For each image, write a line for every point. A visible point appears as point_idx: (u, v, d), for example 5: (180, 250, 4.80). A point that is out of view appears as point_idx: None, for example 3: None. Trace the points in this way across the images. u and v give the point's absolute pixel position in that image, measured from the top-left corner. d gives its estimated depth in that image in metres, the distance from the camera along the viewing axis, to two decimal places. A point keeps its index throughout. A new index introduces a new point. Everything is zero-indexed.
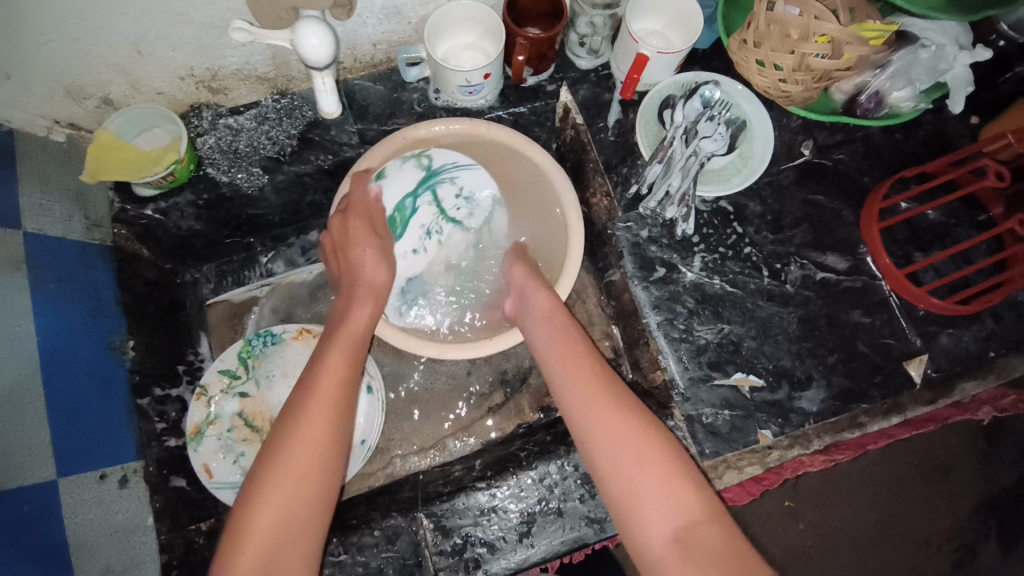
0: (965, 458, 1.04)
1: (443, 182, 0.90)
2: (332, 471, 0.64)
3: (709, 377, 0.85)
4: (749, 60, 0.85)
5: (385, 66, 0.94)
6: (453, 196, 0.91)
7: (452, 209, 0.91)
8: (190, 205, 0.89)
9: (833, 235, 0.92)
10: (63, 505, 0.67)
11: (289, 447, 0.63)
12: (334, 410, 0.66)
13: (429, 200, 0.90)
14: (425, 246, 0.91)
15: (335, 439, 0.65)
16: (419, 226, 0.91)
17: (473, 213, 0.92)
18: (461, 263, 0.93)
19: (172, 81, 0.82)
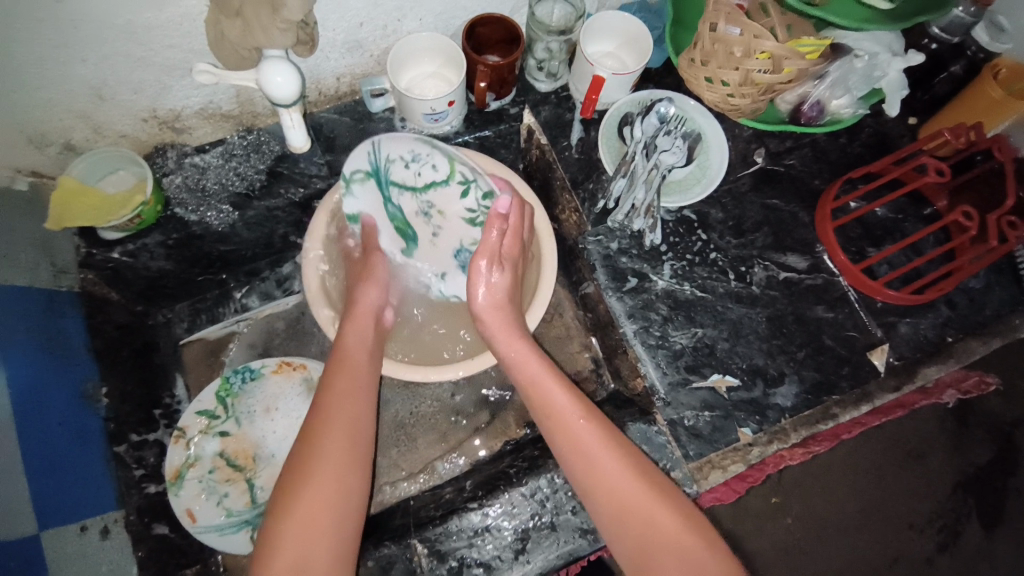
0: (936, 441, 1.08)
1: (388, 168, 0.79)
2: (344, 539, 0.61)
3: (687, 380, 0.88)
4: (698, 77, 0.90)
5: (350, 98, 0.96)
6: (407, 169, 0.79)
7: (418, 180, 0.80)
8: (160, 245, 0.87)
9: (792, 236, 0.97)
10: (50, 560, 0.65)
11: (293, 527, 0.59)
12: (341, 470, 0.63)
13: (397, 193, 0.81)
14: (434, 227, 0.85)
15: (346, 507, 0.62)
16: (415, 213, 0.84)
17: (433, 164, 0.78)
18: (471, 212, 0.82)
19: (135, 123, 0.81)
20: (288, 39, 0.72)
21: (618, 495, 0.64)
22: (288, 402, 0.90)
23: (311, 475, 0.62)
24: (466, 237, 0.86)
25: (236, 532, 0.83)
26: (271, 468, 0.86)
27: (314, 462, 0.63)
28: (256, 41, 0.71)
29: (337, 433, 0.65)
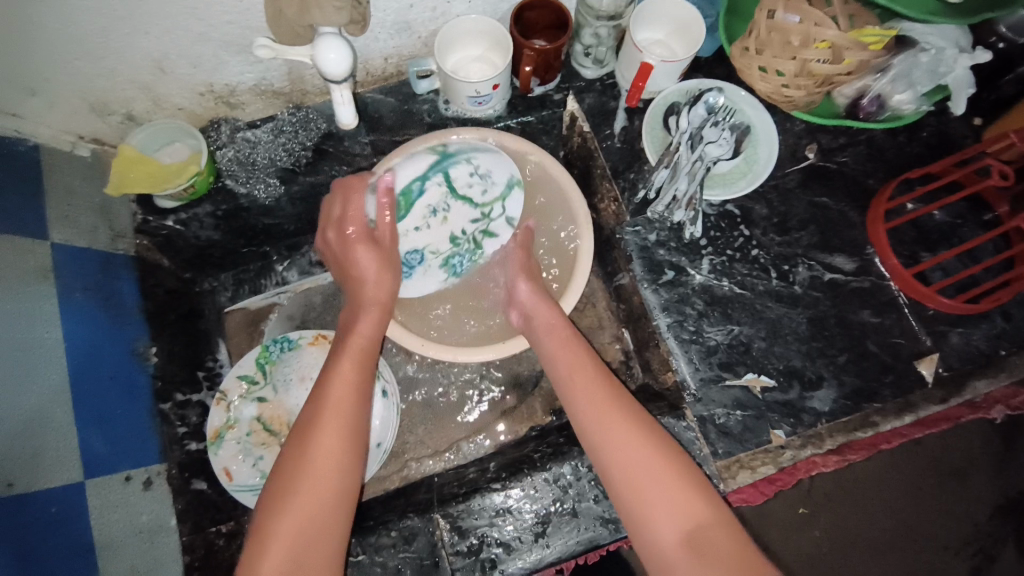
0: (980, 460, 1.03)
1: (458, 162, 0.90)
2: (337, 515, 0.63)
3: (720, 378, 0.86)
4: (751, 66, 0.86)
5: (396, 79, 0.97)
6: (467, 175, 0.91)
7: (464, 187, 0.91)
8: (210, 215, 0.91)
9: (840, 236, 0.93)
10: (90, 508, 0.69)
11: (291, 497, 0.62)
12: (347, 420, 0.68)
13: (440, 180, 0.90)
14: (429, 223, 0.91)
15: (338, 488, 0.64)
16: (426, 205, 0.91)
17: (487, 190, 0.92)
18: (462, 234, 0.93)
19: (192, 97, 0.85)
20: (342, 18, 0.73)
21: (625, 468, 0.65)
22: None
23: (312, 450, 0.65)
24: (434, 247, 0.92)
25: None
26: None
27: (317, 436, 0.65)
28: (310, 18, 0.72)
29: (337, 411, 0.68)
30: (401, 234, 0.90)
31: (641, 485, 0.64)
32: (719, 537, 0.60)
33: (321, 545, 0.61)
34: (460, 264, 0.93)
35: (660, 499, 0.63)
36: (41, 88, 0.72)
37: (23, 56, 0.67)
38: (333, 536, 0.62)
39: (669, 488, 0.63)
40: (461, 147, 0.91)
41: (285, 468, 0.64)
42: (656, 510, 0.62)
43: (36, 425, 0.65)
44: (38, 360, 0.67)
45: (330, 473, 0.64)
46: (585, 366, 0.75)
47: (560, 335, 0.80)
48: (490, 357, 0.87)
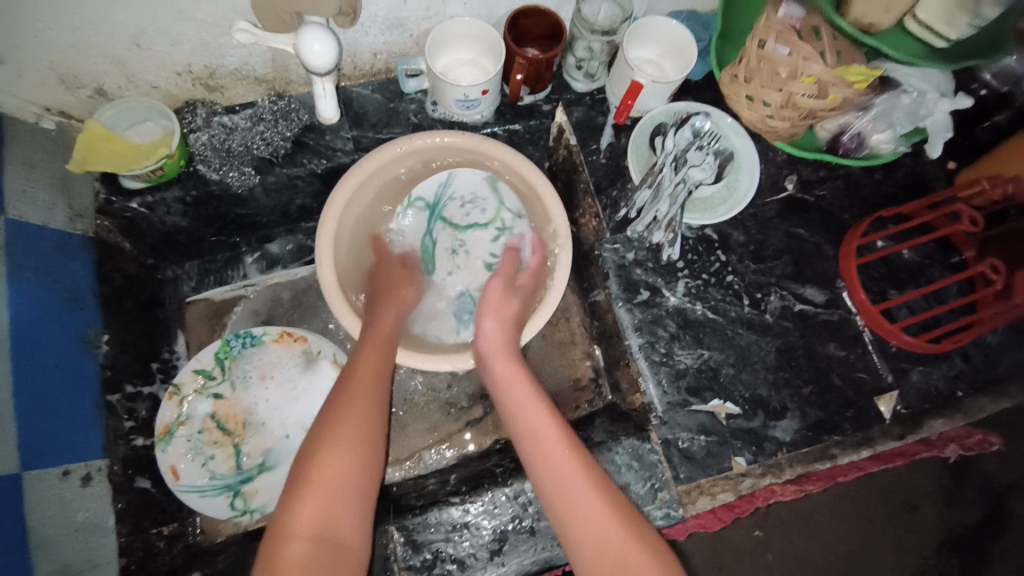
0: (931, 497, 1.05)
1: (445, 204, 0.95)
2: (372, 462, 0.67)
3: (687, 402, 0.86)
4: (739, 94, 0.88)
5: (384, 76, 0.95)
6: (459, 208, 0.95)
7: (463, 218, 0.95)
8: (178, 201, 0.87)
9: (813, 268, 0.95)
10: (24, 501, 0.66)
11: (333, 437, 0.66)
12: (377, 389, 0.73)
13: (442, 226, 0.96)
14: (456, 266, 0.96)
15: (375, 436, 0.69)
16: (445, 251, 0.96)
17: (483, 209, 0.95)
18: (492, 257, 0.95)
19: (168, 76, 0.81)
20: (331, 8, 0.73)
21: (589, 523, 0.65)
22: (284, 373, 0.90)
23: (351, 402, 0.70)
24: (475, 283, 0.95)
25: (217, 495, 0.84)
26: (259, 435, 0.87)
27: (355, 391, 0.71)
28: (299, 5, 0.72)
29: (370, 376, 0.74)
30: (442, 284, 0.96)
31: (577, 523, 0.66)
32: None
33: (359, 487, 0.65)
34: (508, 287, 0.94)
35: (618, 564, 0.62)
36: (6, 54, 0.68)
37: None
38: (368, 482, 0.66)
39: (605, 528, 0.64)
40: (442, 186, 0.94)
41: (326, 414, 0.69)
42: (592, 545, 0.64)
43: None
44: None
45: (367, 423, 0.69)
46: (532, 412, 0.75)
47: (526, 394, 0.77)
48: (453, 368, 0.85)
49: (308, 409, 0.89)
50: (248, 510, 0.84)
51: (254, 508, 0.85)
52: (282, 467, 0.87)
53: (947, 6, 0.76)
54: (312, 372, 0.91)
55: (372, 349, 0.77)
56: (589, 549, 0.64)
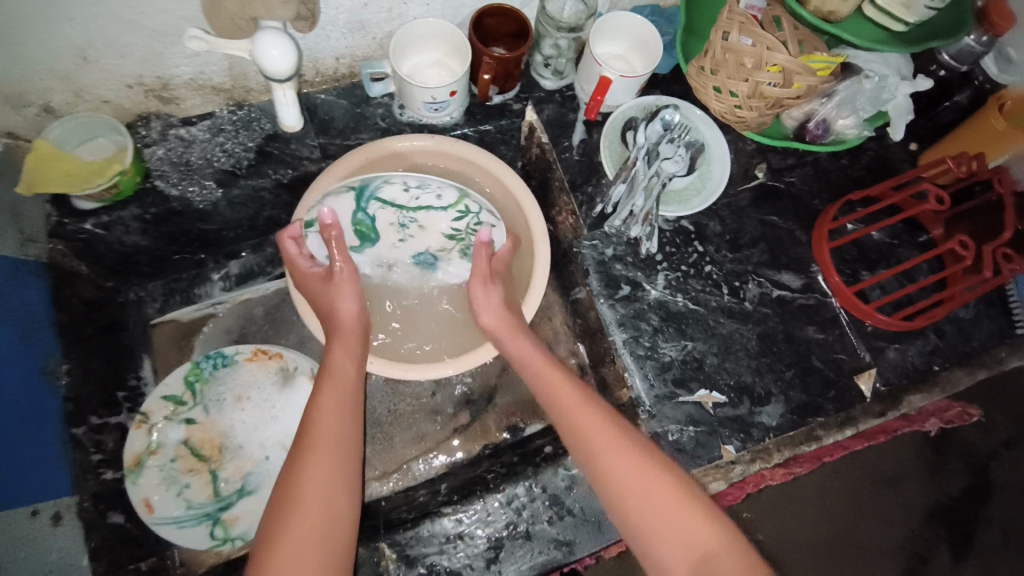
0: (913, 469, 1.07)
1: (383, 186, 0.87)
2: (339, 532, 0.62)
3: (674, 394, 0.86)
4: (707, 86, 0.88)
5: (348, 81, 0.92)
6: (403, 191, 0.88)
7: (411, 200, 0.89)
8: (136, 219, 0.83)
9: (787, 254, 0.96)
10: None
11: (289, 519, 0.60)
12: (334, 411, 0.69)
13: (382, 204, 0.89)
14: (407, 237, 0.92)
15: (341, 503, 0.63)
16: (390, 224, 0.90)
17: (435, 193, 0.89)
18: (452, 228, 0.92)
19: (119, 89, 0.77)
20: (288, 12, 0.69)
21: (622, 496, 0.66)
22: (260, 393, 0.87)
23: (305, 468, 0.64)
24: (434, 245, 0.92)
25: (195, 525, 0.80)
26: (238, 458, 0.84)
27: (308, 461, 0.64)
28: (253, 9, 0.68)
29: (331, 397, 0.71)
30: (399, 250, 0.92)
31: (642, 511, 0.64)
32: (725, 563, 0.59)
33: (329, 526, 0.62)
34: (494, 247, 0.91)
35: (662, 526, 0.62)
36: None
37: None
38: (339, 556, 0.61)
39: (665, 511, 0.63)
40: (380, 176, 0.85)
41: (280, 492, 0.62)
42: (655, 528, 0.63)
43: None
44: None
45: (325, 493, 0.63)
46: (561, 391, 0.75)
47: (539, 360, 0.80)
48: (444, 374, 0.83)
49: (288, 428, 0.86)
50: (229, 538, 0.80)
51: (235, 536, 0.81)
52: (264, 489, 0.83)
53: None
54: (290, 389, 0.87)
55: (329, 400, 0.70)
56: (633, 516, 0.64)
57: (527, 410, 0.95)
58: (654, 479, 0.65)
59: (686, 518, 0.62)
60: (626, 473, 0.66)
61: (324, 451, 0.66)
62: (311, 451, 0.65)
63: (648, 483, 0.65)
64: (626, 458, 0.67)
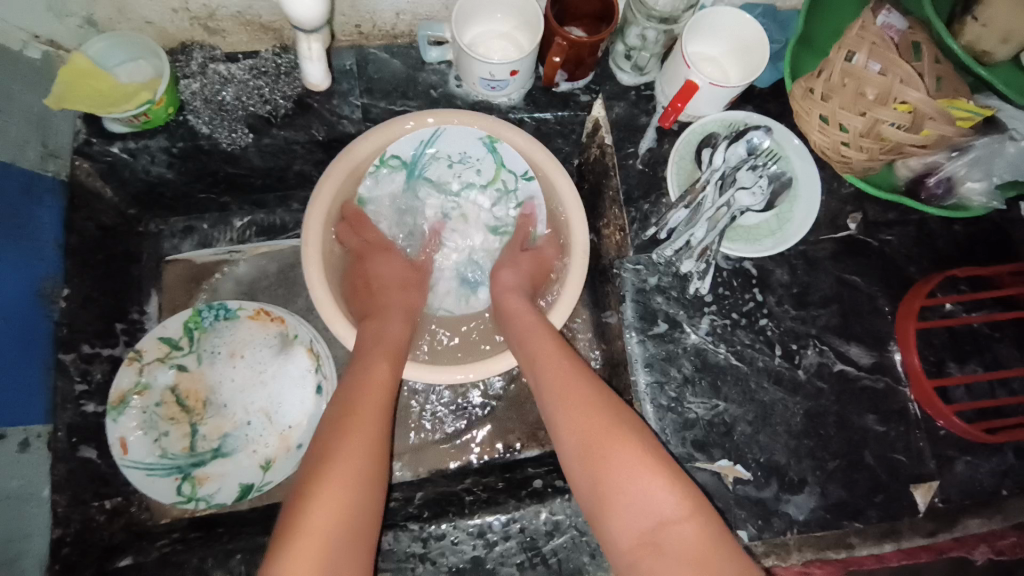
0: None
1: (429, 164, 0.84)
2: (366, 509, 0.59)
3: (691, 457, 0.76)
4: (811, 113, 0.74)
5: (406, 39, 0.84)
6: (447, 167, 0.84)
7: (455, 178, 0.85)
8: (163, 151, 0.78)
9: (863, 324, 0.82)
10: None
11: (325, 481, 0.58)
12: (385, 372, 0.68)
13: (427, 187, 0.86)
14: (451, 230, 0.88)
15: (366, 484, 0.59)
16: (434, 214, 0.87)
17: (477, 168, 0.85)
18: (496, 219, 0.87)
19: (164, 12, 0.72)
20: None
21: (582, 453, 0.62)
22: (255, 353, 0.81)
23: (354, 418, 0.63)
24: (475, 249, 0.88)
25: (165, 476, 0.76)
26: (219, 417, 0.79)
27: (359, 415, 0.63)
28: None
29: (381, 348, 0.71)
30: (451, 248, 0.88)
31: (604, 484, 0.60)
32: (683, 535, 0.56)
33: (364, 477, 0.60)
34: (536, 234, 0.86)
35: (620, 486, 0.59)
36: None
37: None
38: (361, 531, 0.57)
39: (628, 479, 0.59)
40: (422, 145, 0.82)
41: (318, 451, 0.60)
42: (619, 503, 0.59)
43: None
44: None
45: (362, 464, 0.60)
46: (539, 337, 0.72)
47: (529, 322, 0.74)
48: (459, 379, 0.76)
49: (275, 397, 0.81)
50: (194, 498, 0.75)
51: (201, 496, 0.76)
52: (240, 454, 0.78)
53: None
54: (287, 356, 0.81)
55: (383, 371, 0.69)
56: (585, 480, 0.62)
57: (527, 432, 0.87)
58: (624, 451, 0.61)
59: (655, 487, 0.59)
60: (597, 445, 0.62)
61: (366, 425, 0.63)
62: (355, 418, 0.63)
63: (612, 452, 0.61)
64: (591, 425, 0.63)
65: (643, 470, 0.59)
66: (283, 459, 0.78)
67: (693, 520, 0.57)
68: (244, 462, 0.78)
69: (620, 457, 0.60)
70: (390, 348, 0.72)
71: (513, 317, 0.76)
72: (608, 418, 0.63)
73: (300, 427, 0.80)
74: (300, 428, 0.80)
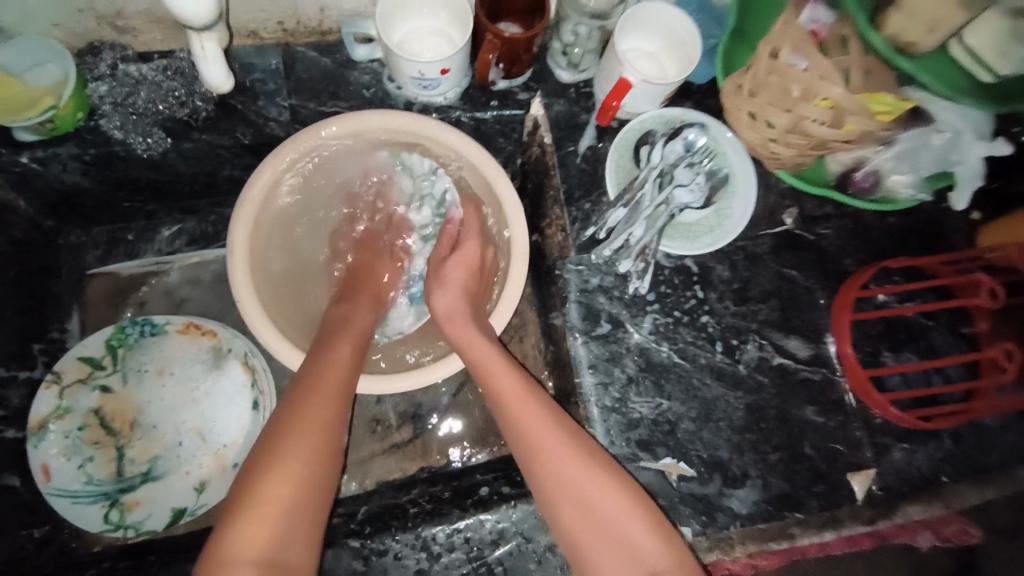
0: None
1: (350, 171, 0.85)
2: (327, 476, 0.60)
3: (635, 457, 0.77)
4: (741, 109, 0.76)
5: (335, 37, 0.82)
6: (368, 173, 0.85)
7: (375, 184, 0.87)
8: (74, 159, 0.74)
9: (801, 318, 0.83)
10: None
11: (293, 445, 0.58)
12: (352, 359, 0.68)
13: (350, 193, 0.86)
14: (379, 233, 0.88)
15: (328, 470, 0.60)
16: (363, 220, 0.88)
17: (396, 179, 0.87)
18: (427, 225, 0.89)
19: (69, 13, 0.68)
20: None
21: (557, 461, 0.64)
22: (185, 369, 0.78)
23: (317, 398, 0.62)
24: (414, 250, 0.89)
25: (90, 504, 0.72)
26: (148, 439, 0.75)
27: (327, 389, 0.63)
28: None
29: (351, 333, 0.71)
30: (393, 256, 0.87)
31: (577, 492, 0.63)
32: (649, 547, 0.61)
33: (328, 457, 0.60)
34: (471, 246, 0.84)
35: (592, 495, 0.63)
36: None
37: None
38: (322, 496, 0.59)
39: (586, 457, 0.64)
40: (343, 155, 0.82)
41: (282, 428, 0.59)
42: (585, 509, 0.62)
43: None
44: None
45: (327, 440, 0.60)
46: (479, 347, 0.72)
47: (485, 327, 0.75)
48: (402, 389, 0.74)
49: (207, 414, 0.77)
50: (122, 526, 0.72)
51: (130, 524, 0.73)
52: (170, 478, 0.75)
53: (1001, 34, 0.62)
54: (218, 372, 0.78)
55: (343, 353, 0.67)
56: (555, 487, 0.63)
57: (476, 437, 0.86)
58: (588, 461, 0.64)
59: (621, 504, 0.63)
60: (566, 458, 0.64)
61: (330, 401, 0.62)
62: (319, 395, 0.62)
63: (579, 468, 0.63)
64: (558, 436, 0.65)
65: (613, 485, 0.63)
66: (218, 479, 0.75)
67: (657, 532, 0.62)
68: (176, 485, 0.75)
69: (589, 470, 0.63)
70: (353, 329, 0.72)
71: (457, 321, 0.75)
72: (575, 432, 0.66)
73: (234, 446, 0.77)
74: (233, 448, 0.76)
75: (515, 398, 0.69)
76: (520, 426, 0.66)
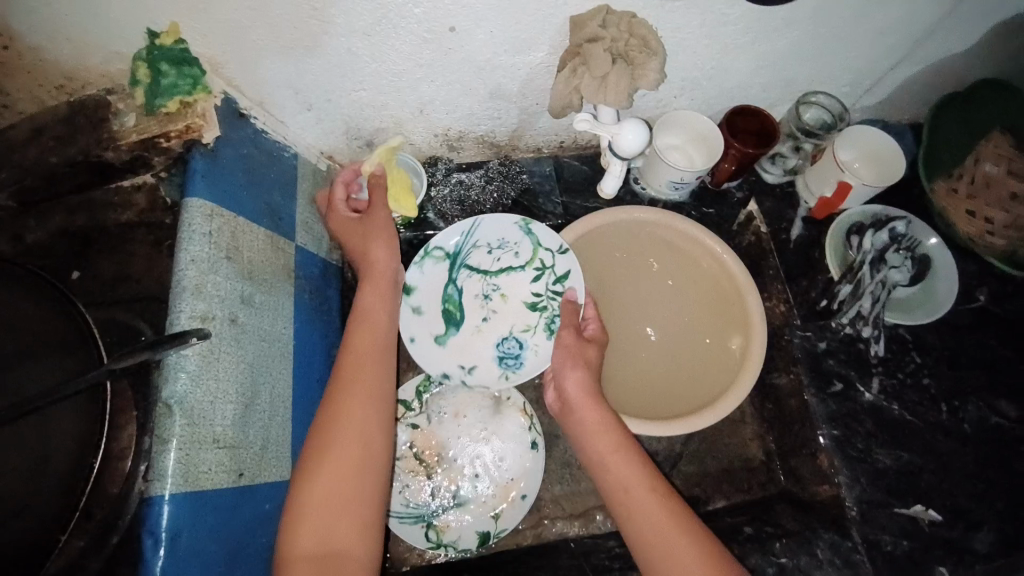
0: None
1: (472, 253, 0.95)
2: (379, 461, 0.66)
3: (888, 503, 0.86)
4: (959, 208, 0.96)
5: (594, 150, 1.04)
6: (487, 255, 0.95)
7: (492, 265, 0.95)
8: (406, 242, 0.98)
9: (1009, 382, 0.93)
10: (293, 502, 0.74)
11: (331, 450, 0.64)
12: (376, 349, 0.72)
13: (469, 273, 0.95)
14: (490, 310, 0.94)
15: (375, 449, 0.66)
16: (474, 296, 0.94)
17: (516, 253, 0.95)
18: (534, 297, 0.94)
19: (427, 136, 0.92)
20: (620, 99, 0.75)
21: (621, 484, 0.71)
22: (476, 413, 0.97)
23: (344, 400, 0.67)
24: (517, 326, 0.93)
25: (413, 524, 0.91)
26: (451, 469, 0.95)
27: (351, 385, 0.68)
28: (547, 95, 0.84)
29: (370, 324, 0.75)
30: (449, 352, 0.92)
31: (645, 531, 0.67)
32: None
33: (369, 449, 0.66)
34: (700, 315, 0.98)
35: (655, 528, 0.67)
36: (319, 104, 0.80)
37: (324, 59, 0.71)
38: (373, 477, 0.65)
39: (654, 502, 0.68)
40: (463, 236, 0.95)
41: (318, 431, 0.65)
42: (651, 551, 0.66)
43: (265, 430, 0.70)
44: (280, 364, 0.74)
45: (363, 435, 0.66)
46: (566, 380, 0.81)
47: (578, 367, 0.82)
48: (671, 432, 0.85)
49: (496, 452, 0.96)
50: (442, 544, 0.91)
51: (447, 542, 0.91)
52: (471, 505, 0.93)
53: None
54: (501, 416, 0.97)
55: (365, 341, 0.72)
56: (624, 511, 0.69)
57: (711, 484, 1.01)
58: (648, 499, 0.69)
59: (680, 543, 0.65)
60: (630, 491, 0.70)
61: (362, 393, 0.68)
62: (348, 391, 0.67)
63: (635, 494, 0.70)
64: (627, 471, 0.72)
65: (672, 521, 0.67)
66: (509, 508, 0.93)
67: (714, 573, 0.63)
68: (476, 513, 0.93)
69: (652, 509, 0.68)
70: (369, 320, 0.75)
71: (584, 401, 0.79)
72: (645, 475, 0.71)
73: (518, 481, 0.94)
74: (518, 482, 0.94)
75: (596, 428, 0.76)
76: (592, 456, 0.75)
